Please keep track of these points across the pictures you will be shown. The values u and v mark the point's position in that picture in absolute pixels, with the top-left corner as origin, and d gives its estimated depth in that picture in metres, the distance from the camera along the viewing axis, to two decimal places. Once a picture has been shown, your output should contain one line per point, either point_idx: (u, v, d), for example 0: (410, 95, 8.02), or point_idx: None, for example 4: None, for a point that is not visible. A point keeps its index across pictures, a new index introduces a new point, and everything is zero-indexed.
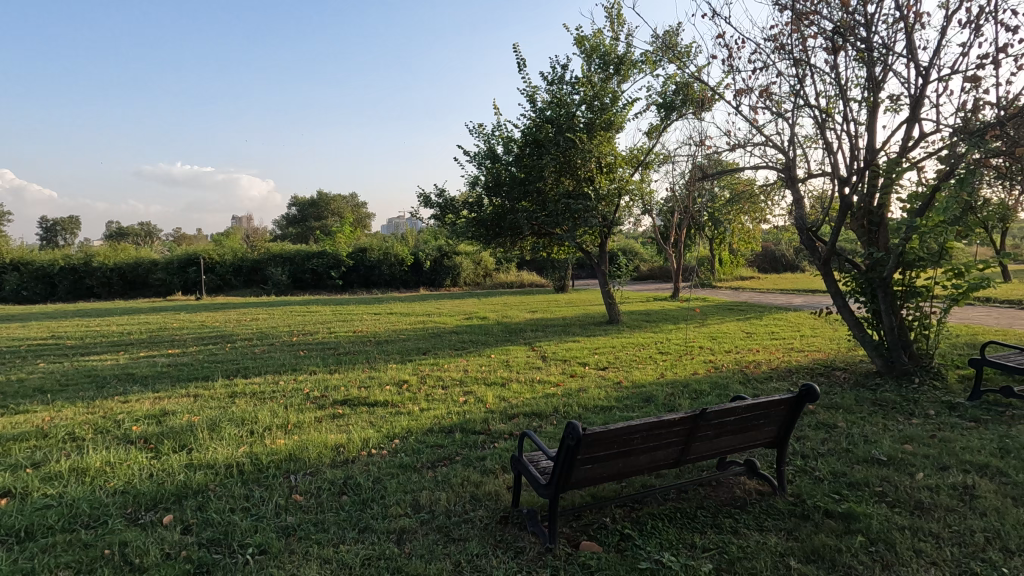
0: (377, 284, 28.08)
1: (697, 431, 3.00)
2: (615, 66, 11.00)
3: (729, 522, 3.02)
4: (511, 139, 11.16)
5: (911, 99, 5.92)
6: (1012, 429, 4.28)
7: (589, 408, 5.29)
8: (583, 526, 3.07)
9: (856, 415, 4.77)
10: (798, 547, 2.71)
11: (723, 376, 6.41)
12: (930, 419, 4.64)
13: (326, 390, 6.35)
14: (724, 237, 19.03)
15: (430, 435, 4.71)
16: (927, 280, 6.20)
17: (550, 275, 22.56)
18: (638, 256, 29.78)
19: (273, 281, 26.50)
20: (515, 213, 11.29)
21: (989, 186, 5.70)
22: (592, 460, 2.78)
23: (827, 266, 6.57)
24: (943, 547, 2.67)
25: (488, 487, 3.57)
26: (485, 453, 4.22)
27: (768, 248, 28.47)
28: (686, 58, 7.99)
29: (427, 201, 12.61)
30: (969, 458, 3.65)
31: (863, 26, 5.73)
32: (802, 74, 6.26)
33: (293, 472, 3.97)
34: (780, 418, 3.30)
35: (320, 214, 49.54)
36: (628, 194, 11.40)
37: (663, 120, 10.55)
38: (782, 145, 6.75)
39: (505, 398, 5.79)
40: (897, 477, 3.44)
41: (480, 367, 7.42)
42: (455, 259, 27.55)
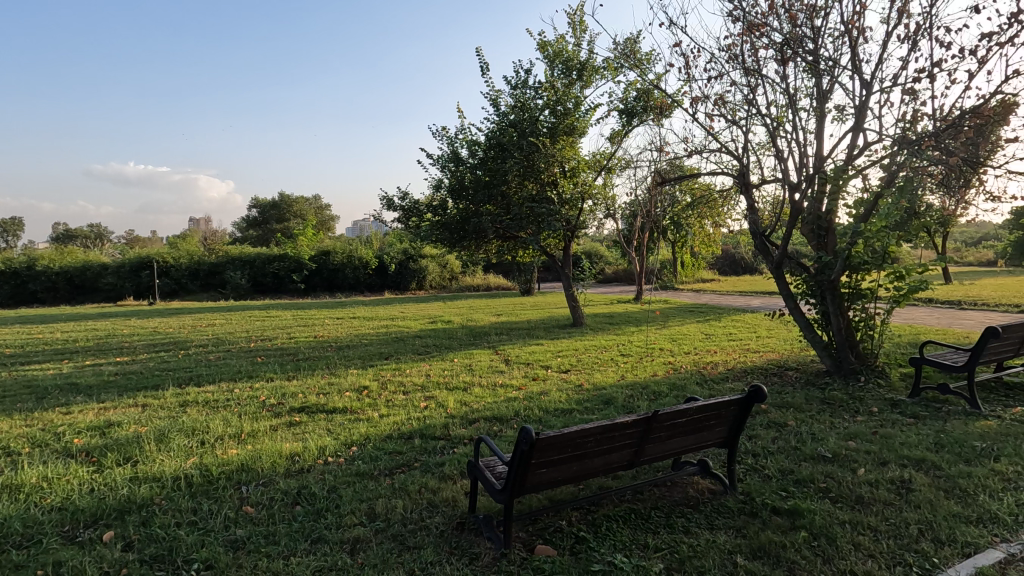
0: (341, 287, 27.62)
1: (650, 433, 3.05)
2: (577, 71, 11.16)
3: (681, 521, 3.08)
4: (475, 142, 11.19)
5: (855, 109, 6.19)
6: (948, 424, 4.51)
7: (550, 412, 5.33)
8: (539, 530, 3.08)
9: (805, 413, 4.94)
10: (746, 544, 2.78)
11: (681, 378, 6.55)
12: (874, 416, 4.84)
13: (283, 397, 6.20)
14: (685, 241, 19.48)
15: (389, 441, 4.65)
16: (872, 283, 6.48)
17: (517, 278, 22.60)
18: (603, 258, 30.15)
19: (232, 285, 25.77)
20: (479, 217, 11.29)
21: (933, 194, 5.93)
22: (547, 464, 2.80)
23: (779, 269, 6.79)
24: (880, 540, 2.78)
25: (446, 493, 3.55)
26: (444, 459, 4.19)
27: (728, 251, 29.29)
28: (646, 65, 8.17)
29: (390, 204, 12.49)
30: (907, 453, 3.82)
31: (811, 38, 5.97)
32: (754, 83, 6.47)
33: (245, 484, 3.86)
34: (731, 418, 3.38)
35: (283, 216, 48.42)
36: (591, 198, 11.54)
37: (624, 126, 10.73)
38: (736, 151, 6.97)
39: (466, 403, 5.78)
40: (840, 473, 3.58)
41: (442, 372, 7.38)
42: (421, 262, 27.36)
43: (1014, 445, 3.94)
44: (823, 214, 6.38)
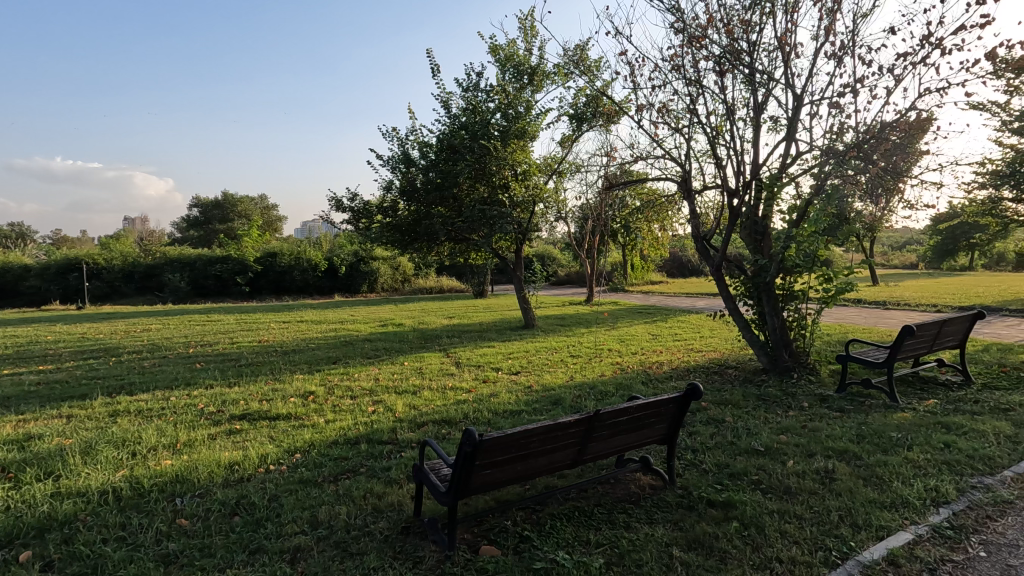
0: (288, 290, 26.81)
1: (592, 431, 3.12)
2: (528, 76, 11.29)
3: (622, 517, 3.17)
4: (426, 144, 11.13)
5: (788, 120, 6.54)
6: (869, 417, 4.82)
7: (499, 413, 5.36)
8: (484, 531, 3.10)
9: (742, 409, 5.17)
10: (682, 537, 2.90)
11: (627, 378, 6.73)
12: (804, 411, 5.12)
13: (223, 405, 5.97)
14: (634, 244, 19.99)
15: (335, 447, 4.57)
16: (804, 285, 6.85)
17: (469, 280, 22.57)
18: (556, 261, 30.53)
19: (170, 288, 24.56)
20: (430, 219, 11.21)
21: (861, 201, 6.25)
22: (492, 465, 2.83)
23: (719, 270, 7.07)
24: (805, 527, 2.95)
25: (391, 498, 3.52)
26: (391, 463, 4.16)
27: (676, 253, 30.30)
28: (595, 72, 8.35)
29: (339, 205, 12.24)
30: (832, 445, 4.07)
31: (747, 52, 6.25)
32: (696, 93, 6.73)
33: (179, 496, 3.70)
34: (670, 415, 3.51)
35: (226, 216, 46.54)
36: (542, 201, 11.68)
37: (574, 131, 10.91)
38: (679, 158, 7.23)
39: (415, 406, 5.73)
40: (771, 465, 3.77)
41: (391, 375, 7.29)
42: (372, 264, 26.92)
43: (926, 435, 4.26)
44: (760, 218, 6.75)
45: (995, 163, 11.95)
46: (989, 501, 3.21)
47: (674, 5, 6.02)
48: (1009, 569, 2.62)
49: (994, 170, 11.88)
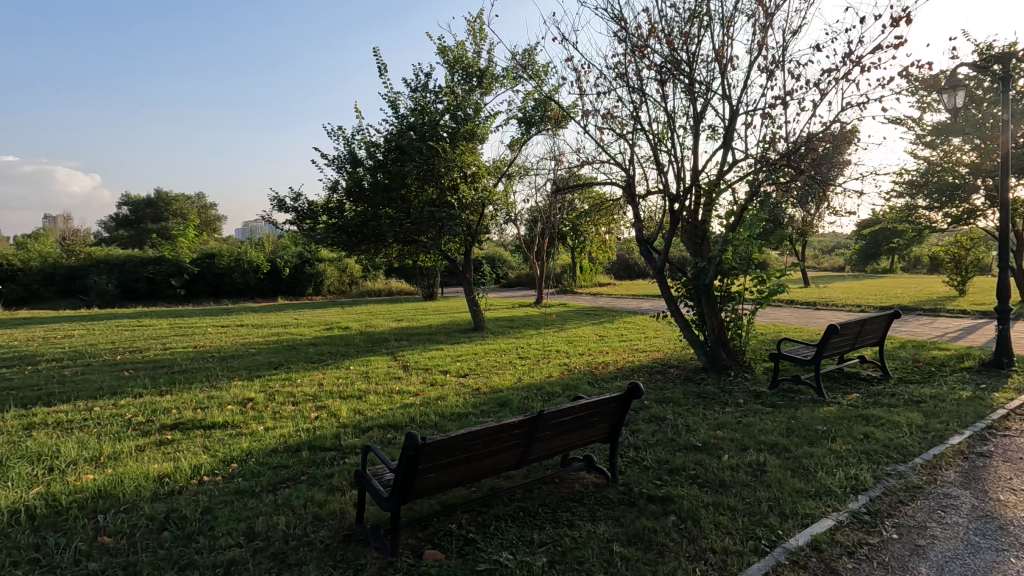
0: (228, 293, 25.68)
1: (536, 432, 3.16)
2: (477, 78, 11.31)
3: (566, 516, 3.22)
4: (373, 144, 10.94)
5: (725, 129, 6.83)
6: (798, 412, 5.10)
7: (446, 417, 5.33)
8: (428, 535, 3.08)
9: (682, 407, 5.36)
10: (623, 533, 2.97)
11: (574, 378, 6.84)
12: (739, 407, 5.36)
13: (154, 414, 5.66)
14: (583, 247, 20.35)
15: (274, 455, 4.42)
16: (740, 287, 7.16)
17: (419, 282, 22.32)
18: (506, 263, 30.65)
19: (96, 291, 23.05)
20: (377, 220, 11.00)
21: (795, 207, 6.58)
22: (435, 468, 2.82)
23: (661, 272, 7.28)
24: (737, 518, 3.09)
25: (333, 505, 3.43)
26: (333, 470, 4.06)
27: (622, 256, 31.06)
28: (543, 76, 8.46)
29: (281, 205, 11.83)
30: (764, 439, 4.28)
31: (687, 63, 6.49)
32: (639, 100, 6.93)
33: (102, 512, 3.47)
34: (612, 414, 3.59)
35: (159, 215, 44.13)
36: (492, 203, 11.70)
37: (523, 134, 11.01)
38: (624, 163, 7.42)
39: (361, 411, 5.63)
40: (708, 460, 3.93)
41: (336, 380, 7.12)
42: (318, 266, 26.19)
43: (848, 427, 4.55)
44: (699, 223, 7.00)
45: (911, 173, 12.93)
46: (901, 487, 3.47)
47: (617, 14, 6.17)
48: (917, 548, 2.83)
49: (909, 180, 12.85)
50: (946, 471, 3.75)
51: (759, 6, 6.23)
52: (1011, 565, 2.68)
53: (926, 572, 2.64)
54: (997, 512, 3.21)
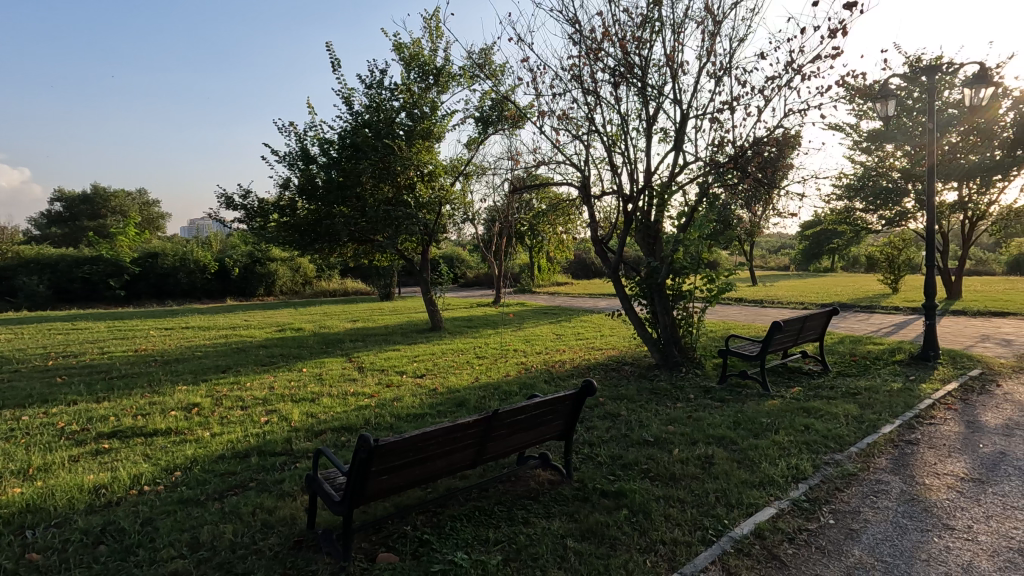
0: (172, 294, 24.57)
1: (491, 431, 3.17)
2: (433, 76, 11.23)
3: (521, 513, 3.24)
4: (327, 141, 10.69)
5: (676, 132, 7.02)
6: (745, 405, 5.30)
7: (401, 418, 5.27)
8: (382, 538, 3.04)
9: (636, 403, 5.48)
10: (577, 528, 3.02)
11: (531, 377, 6.90)
12: (690, 402, 5.52)
13: (89, 422, 5.36)
14: (540, 247, 20.50)
15: (221, 462, 4.26)
16: (690, 285, 7.37)
17: (375, 282, 21.96)
18: (464, 262, 30.55)
19: (25, 292, 21.62)
20: (331, 219, 10.76)
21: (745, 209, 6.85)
22: (389, 470, 2.79)
23: (616, 272, 7.43)
24: (686, 510, 3.19)
25: (283, 512, 3.34)
26: (283, 475, 3.95)
27: (580, 256, 31.49)
28: (500, 77, 8.49)
29: (229, 202, 11.40)
30: (712, 432, 4.43)
31: (640, 67, 6.64)
32: (593, 102, 7.03)
33: (30, 528, 3.26)
34: (566, 411, 3.64)
35: (96, 212, 41.77)
36: (449, 203, 11.63)
37: (480, 134, 11.00)
38: (579, 164, 7.52)
39: (313, 414, 5.50)
40: (659, 454, 4.03)
41: (288, 383, 6.93)
42: (270, 266, 25.40)
43: (790, 419, 4.76)
44: (652, 224, 7.17)
45: (848, 177, 13.64)
46: (838, 475, 3.66)
47: (572, 17, 6.25)
48: (852, 532, 3.00)
49: (848, 184, 13.55)
50: (879, 459, 3.98)
51: (708, 14, 6.43)
52: (934, 543, 2.87)
53: (859, 554, 2.79)
54: (923, 495, 3.42)
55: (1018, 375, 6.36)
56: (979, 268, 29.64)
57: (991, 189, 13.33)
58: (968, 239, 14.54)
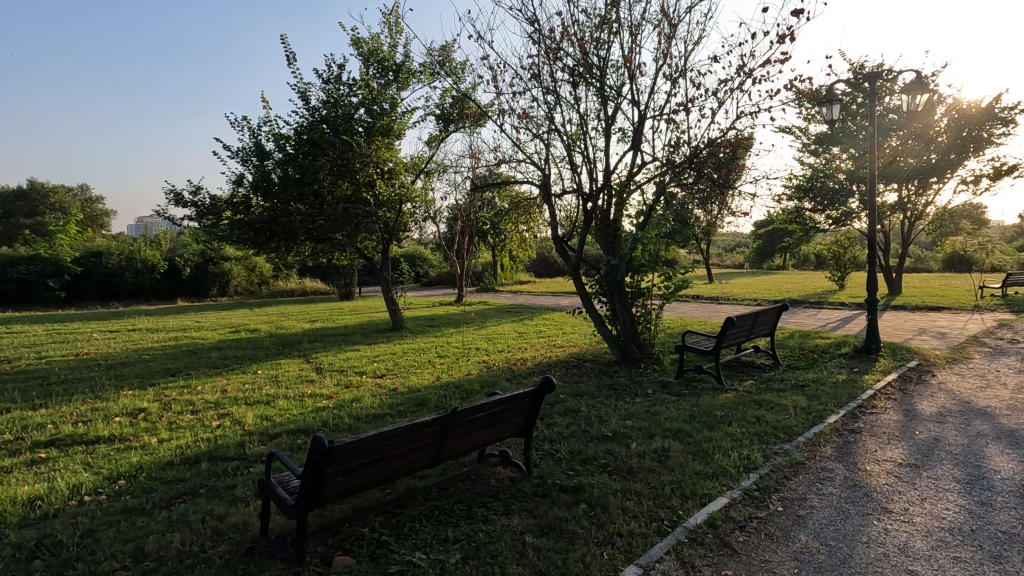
0: (118, 295, 23.45)
1: (449, 430, 3.15)
2: (393, 73, 11.08)
3: (480, 511, 3.24)
4: (283, 136, 10.41)
5: (634, 132, 7.14)
6: (700, 399, 5.45)
7: (360, 419, 5.18)
8: (339, 541, 2.98)
9: (595, 399, 5.56)
10: (536, 524, 3.04)
11: (492, 375, 6.90)
12: (648, 397, 5.64)
13: (24, 431, 5.05)
14: (502, 245, 20.51)
15: (169, 469, 4.09)
16: (648, 282, 7.52)
17: (334, 282, 21.51)
18: (426, 261, 30.28)
19: None
20: (288, 217, 10.47)
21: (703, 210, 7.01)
22: (344, 472, 2.74)
23: (576, 270, 7.50)
24: (643, 502, 3.25)
25: (234, 518, 3.24)
26: (235, 481, 3.83)
27: (543, 255, 31.68)
28: (460, 74, 8.44)
29: (178, 199, 10.95)
30: (669, 426, 4.53)
31: (598, 67, 6.72)
32: (553, 101, 7.07)
33: None
34: (526, 408, 3.66)
35: (33, 209, 39.43)
36: (410, 201, 11.50)
37: (441, 131, 10.93)
38: (539, 163, 7.56)
39: (268, 417, 5.34)
40: (618, 448, 4.10)
41: (242, 386, 6.71)
42: (223, 265, 24.51)
43: (743, 411, 4.92)
44: (612, 222, 7.27)
45: (798, 179, 14.18)
46: (786, 464, 3.80)
47: (531, 16, 6.27)
48: (798, 519, 3.13)
49: (797, 185, 14.09)
50: (824, 448, 4.16)
51: (664, 18, 6.56)
52: (874, 526, 3.02)
53: (805, 539, 2.90)
54: (864, 481, 3.60)
55: (951, 366, 6.77)
56: (918, 266, 31.35)
57: (928, 190, 14.10)
58: (908, 238, 15.35)
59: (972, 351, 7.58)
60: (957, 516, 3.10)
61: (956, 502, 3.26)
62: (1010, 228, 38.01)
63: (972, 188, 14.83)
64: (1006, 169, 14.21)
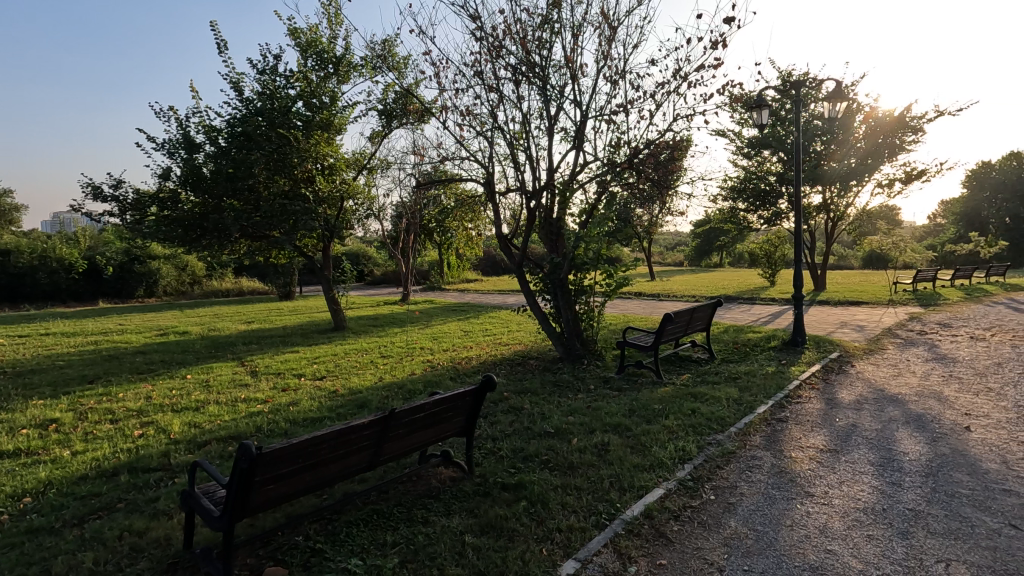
0: (29, 297, 21.68)
1: (387, 432, 3.08)
2: (333, 65, 10.74)
3: (421, 513, 3.19)
4: (214, 129, 9.90)
5: (576, 131, 7.22)
6: (641, 393, 5.60)
7: (297, 423, 5.00)
8: (270, 551, 2.86)
9: (539, 396, 5.60)
10: (476, 523, 3.02)
11: (436, 374, 6.82)
12: (590, 392, 5.74)
13: None
14: (448, 243, 20.36)
15: (83, 483, 3.80)
16: (590, 280, 7.64)
17: (273, 281, 20.71)
18: (371, 260, 29.68)
19: None
20: (220, 213, 9.96)
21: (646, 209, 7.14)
22: (275, 479, 2.62)
23: (520, 268, 7.53)
24: (582, 497, 3.30)
25: (156, 533, 3.04)
26: (158, 493, 3.60)
27: (490, 253, 31.70)
28: (403, 69, 8.31)
29: (97, 193, 10.20)
30: (609, 421, 4.62)
31: (540, 66, 6.74)
32: (496, 99, 7.05)
33: None
34: (466, 408, 3.63)
35: None
36: (352, 197, 11.22)
37: (383, 127, 10.71)
38: (483, 161, 7.53)
39: (197, 424, 5.07)
40: (559, 444, 4.14)
41: (169, 392, 6.34)
42: (150, 264, 23.02)
43: (679, 404, 5.09)
44: (555, 220, 7.34)
45: (733, 180, 14.83)
46: (718, 454, 3.96)
47: (473, 13, 6.22)
48: (729, 506, 3.25)
49: (732, 186, 14.73)
50: (754, 437, 4.36)
51: (604, 20, 6.67)
52: (797, 510, 3.18)
53: (734, 525, 3.03)
54: (789, 467, 3.79)
55: (868, 356, 7.27)
56: (841, 264, 33.54)
57: (849, 192, 15.07)
58: (831, 237, 16.36)
59: (886, 343, 8.17)
60: (871, 496, 3.32)
61: (871, 484, 3.49)
62: (919, 228, 41.37)
63: (886, 192, 16.01)
64: (916, 174, 15.40)
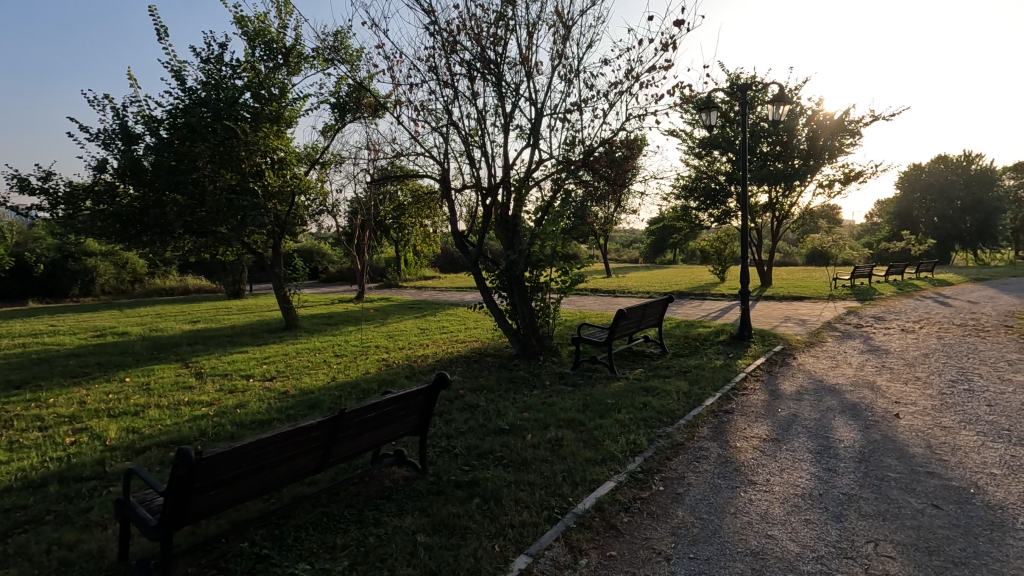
0: None
1: (337, 433, 3.02)
2: (283, 56, 10.44)
3: (372, 514, 3.14)
4: (154, 120, 9.43)
5: (531, 129, 7.24)
6: (594, 388, 5.69)
7: (244, 425, 4.84)
8: (212, 560, 2.76)
9: (495, 393, 5.61)
10: (428, 522, 3.00)
11: (391, 373, 6.74)
12: (546, 388, 5.80)
13: None
14: (405, 240, 20.13)
15: (6, 496, 3.56)
16: (546, 277, 7.69)
17: (221, 280, 19.97)
18: (325, 257, 29.04)
19: None
20: (161, 208, 9.50)
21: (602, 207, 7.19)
22: (217, 485, 2.52)
23: (476, 264, 7.51)
24: (535, 492, 3.33)
25: (88, 546, 2.89)
26: (91, 503, 3.42)
27: (448, 250, 31.55)
28: (356, 63, 8.13)
29: (24, 185, 9.57)
30: (563, 416, 4.68)
31: (496, 63, 6.73)
32: (452, 95, 7.00)
33: None
34: (419, 406, 3.59)
35: None
36: (304, 193, 10.92)
37: (337, 121, 10.46)
38: (439, 157, 7.46)
39: (135, 429, 4.84)
40: (513, 441, 4.16)
41: (105, 396, 6.01)
42: (86, 261, 21.78)
43: (632, 398, 5.20)
44: (511, 217, 7.33)
45: (684, 179, 15.25)
46: (667, 446, 4.07)
47: (426, 7, 6.14)
48: (677, 496, 3.35)
49: (683, 185, 15.14)
50: (701, 428, 4.49)
51: (558, 19, 6.73)
52: (741, 498, 3.31)
53: (681, 514, 3.12)
54: (734, 457, 3.94)
55: (808, 349, 7.62)
56: (787, 262, 35.02)
57: (793, 192, 15.75)
58: (777, 235, 17.07)
59: (826, 336, 8.59)
60: (809, 482, 3.48)
61: (809, 470, 3.66)
62: (858, 228, 43.53)
63: (827, 192, 16.79)
64: (854, 175, 16.22)
